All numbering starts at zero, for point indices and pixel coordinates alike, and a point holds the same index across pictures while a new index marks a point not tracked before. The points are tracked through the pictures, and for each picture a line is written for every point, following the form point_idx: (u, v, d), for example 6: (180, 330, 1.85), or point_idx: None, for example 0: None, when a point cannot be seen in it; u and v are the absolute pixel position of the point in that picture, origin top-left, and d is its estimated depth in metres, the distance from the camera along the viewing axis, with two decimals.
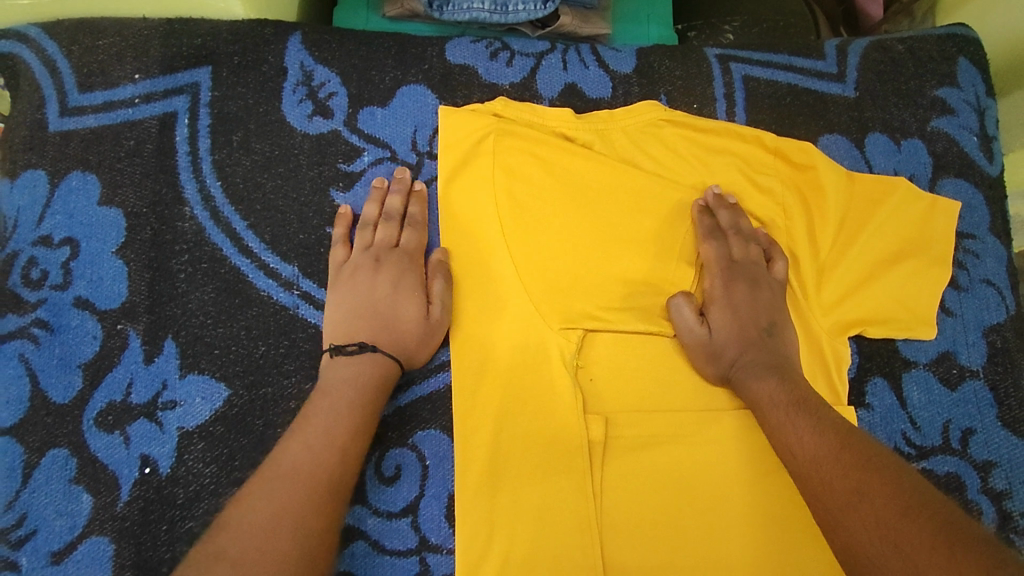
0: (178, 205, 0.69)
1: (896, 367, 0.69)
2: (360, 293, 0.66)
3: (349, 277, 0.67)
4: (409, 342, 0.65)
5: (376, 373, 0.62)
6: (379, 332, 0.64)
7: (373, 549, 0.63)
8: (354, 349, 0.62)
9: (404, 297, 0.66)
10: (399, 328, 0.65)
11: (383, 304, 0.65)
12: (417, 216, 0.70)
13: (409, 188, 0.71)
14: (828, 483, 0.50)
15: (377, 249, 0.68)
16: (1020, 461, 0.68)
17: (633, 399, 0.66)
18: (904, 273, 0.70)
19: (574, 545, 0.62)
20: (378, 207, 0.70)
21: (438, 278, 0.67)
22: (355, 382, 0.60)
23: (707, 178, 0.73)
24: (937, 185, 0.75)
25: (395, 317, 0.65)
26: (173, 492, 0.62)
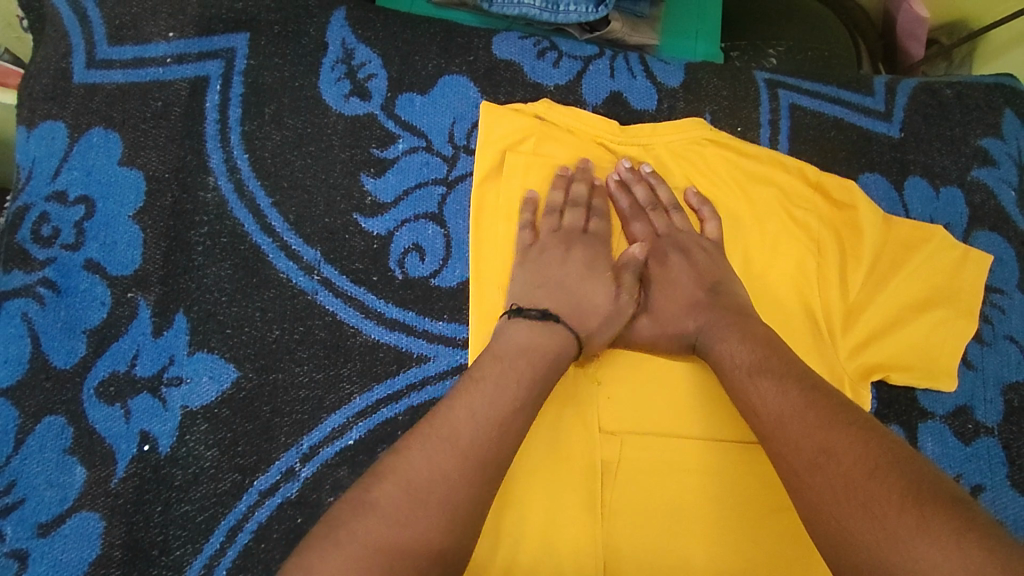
0: (202, 174, 0.66)
1: (913, 417, 0.69)
2: (550, 270, 0.63)
3: (536, 258, 0.64)
4: (591, 323, 0.61)
5: (543, 345, 0.58)
6: (582, 315, 0.61)
7: None
8: (536, 316, 0.60)
9: (596, 283, 0.63)
10: (593, 308, 0.62)
11: (573, 280, 0.63)
12: (602, 208, 0.68)
13: (592, 178, 0.69)
14: (793, 441, 0.49)
15: (570, 231, 0.66)
16: None
17: (647, 421, 0.65)
18: (930, 321, 0.69)
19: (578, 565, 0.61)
20: (563, 193, 0.68)
21: (628, 268, 0.65)
22: (520, 363, 0.56)
23: (747, 206, 0.71)
24: (971, 237, 0.74)
25: (586, 299, 0.62)
26: (171, 473, 0.60)
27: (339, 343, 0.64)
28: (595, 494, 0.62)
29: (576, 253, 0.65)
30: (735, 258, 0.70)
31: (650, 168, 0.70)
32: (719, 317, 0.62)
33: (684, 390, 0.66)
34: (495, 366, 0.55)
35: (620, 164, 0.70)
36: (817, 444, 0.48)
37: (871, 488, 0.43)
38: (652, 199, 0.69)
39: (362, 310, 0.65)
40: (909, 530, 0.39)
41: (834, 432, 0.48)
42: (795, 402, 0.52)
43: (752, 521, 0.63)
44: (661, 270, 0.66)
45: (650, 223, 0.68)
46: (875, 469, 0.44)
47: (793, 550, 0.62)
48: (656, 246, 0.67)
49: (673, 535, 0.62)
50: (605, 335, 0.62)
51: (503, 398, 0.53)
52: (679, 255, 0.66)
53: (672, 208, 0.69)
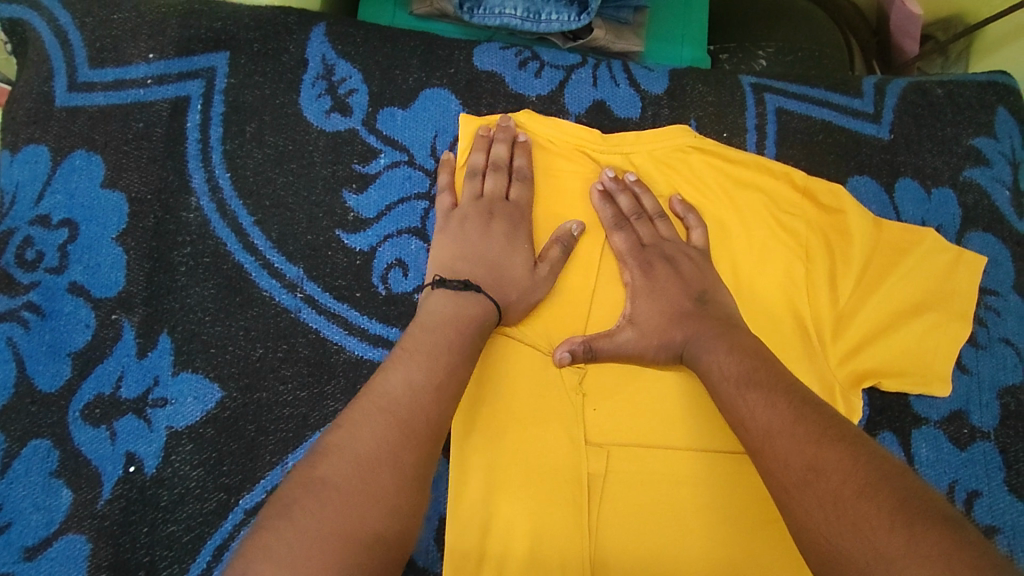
0: (184, 194, 0.67)
1: (907, 423, 0.68)
2: (473, 241, 0.64)
3: (457, 224, 0.65)
4: (510, 294, 0.62)
5: (460, 313, 0.58)
6: (491, 280, 0.62)
7: None
8: (458, 286, 0.60)
9: (515, 249, 0.64)
10: (514, 280, 0.63)
11: (494, 250, 0.64)
12: (524, 170, 0.68)
13: (515, 136, 0.69)
14: (783, 457, 0.48)
15: (491, 200, 0.66)
16: None
17: (635, 434, 0.64)
18: (922, 327, 0.68)
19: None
20: (485, 155, 0.68)
21: (557, 245, 0.66)
22: (449, 331, 0.57)
23: (733, 213, 0.71)
24: (963, 239, 0.73)
25: (505, 263, 0.63)
26: (156, 494, 0.60)
27: (323, 359, 0.64)
28: (584, 506, 0.61)
29: (497, 223, 0.65)
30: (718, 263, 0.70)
31: (635, 176, 0.70)
32: (703, 326, 0.62)
33: (671, 400, 0.65)
34: (425, 336, 0.56)
35: (604, 173, 0.69)
36: (806, 459, 0.46)
37: (860, 505, 0.42)
38: (637, 207, 0.68)
39: (346, 326, 0.65)
40: (897, 549, 0.38)
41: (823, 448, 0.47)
42: (781, 418, 0.51)
43: (744, 533, 0.62)
44: (646, 280, 0.65)
45: (636, 232, 0.68)
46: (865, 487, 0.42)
47: (785, 562, 0.61)
48: (642, 255, 0.66)
49: (664, 547, 0.61)
50: (523, 305, 0.63)
51: (435, 362, 0.54)
52: (665, 263, 0.66)
53: (658, 216, 0.69)
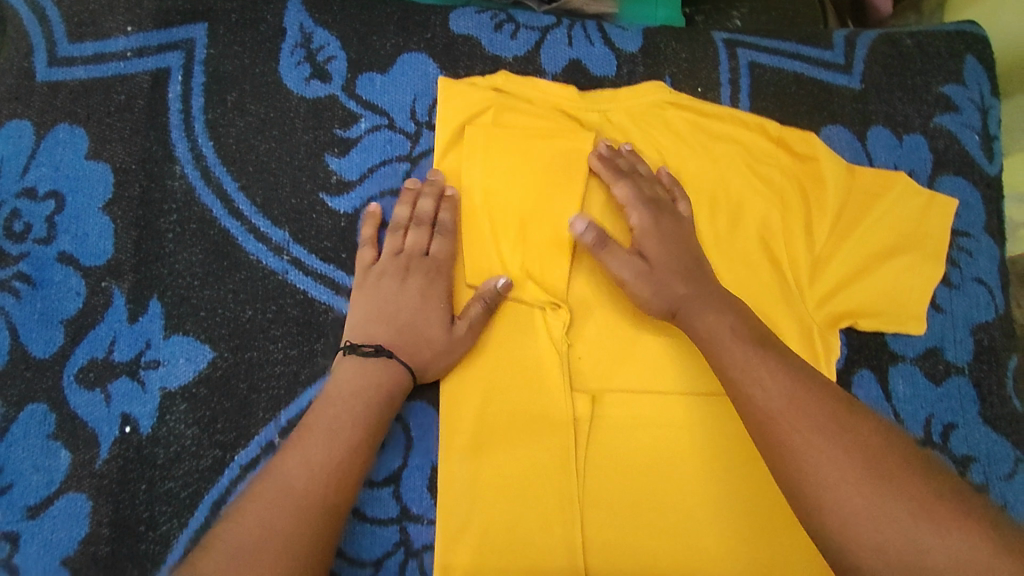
0: (168, 163, 0.68)
1: (884, 361, 0.70)
2: (388, 299, 0.63)
3: (374, 281, 0.65)
4: (422, 355, 0.62)
5: (364, 387, 0.60)
6: (402, 342, 0.62)
7: (354, 518, 0.62)
8: (370, 351, 0.61)
9: (433, 311, 0.63)
10: (426, 340, 0.62)
11: (407, 312, 0.63)
12: (449, 224, 0.67)
13: (442, 189, 0.68)
14: (773, 413, 0.49)
15: (410, 257, 0.65)
16: (998, 456, 0.69)
17: (620, 379, 0.66)
18: (896, 268, 0.70)
19: (560, 541, 0.61)
20: (411, 209, 0.67)
21: (479, 302, 0.64)
22: (355, 406, 0.58)
23: (710, 164, 0.72)
24: (936, 182, 0.74)
25: (419, 331, 0.62)
26: (153, 452, 0.62)
27: (311, 319, 0.66)
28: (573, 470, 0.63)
29: (414, 281, 0.64)
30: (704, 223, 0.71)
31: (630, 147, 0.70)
32: (701, 289, 0.61)
33: (656, 345, 0.67)
34: (329, 410, 0.58)
35: (600, 143, 0.70)
36: (798, 414, 0.48)
37: (848, 459, 0.44)
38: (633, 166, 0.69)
39: (333, 286, 0.67)
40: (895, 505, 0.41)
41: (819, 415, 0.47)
42: (787, 381, 0.50)
43: (728, 470, 0.64)
44: (653, 222, 0.65)
45: (638, 185, 0.67)
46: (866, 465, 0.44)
47: (765, 498, 0.63)
48: (648, 203, 0.66)
49: (652, 498, 0.63)
50: (438, 367, 0.63)
51: (337, 438, 0.56)
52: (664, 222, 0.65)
53: (651, 182, 0.69)
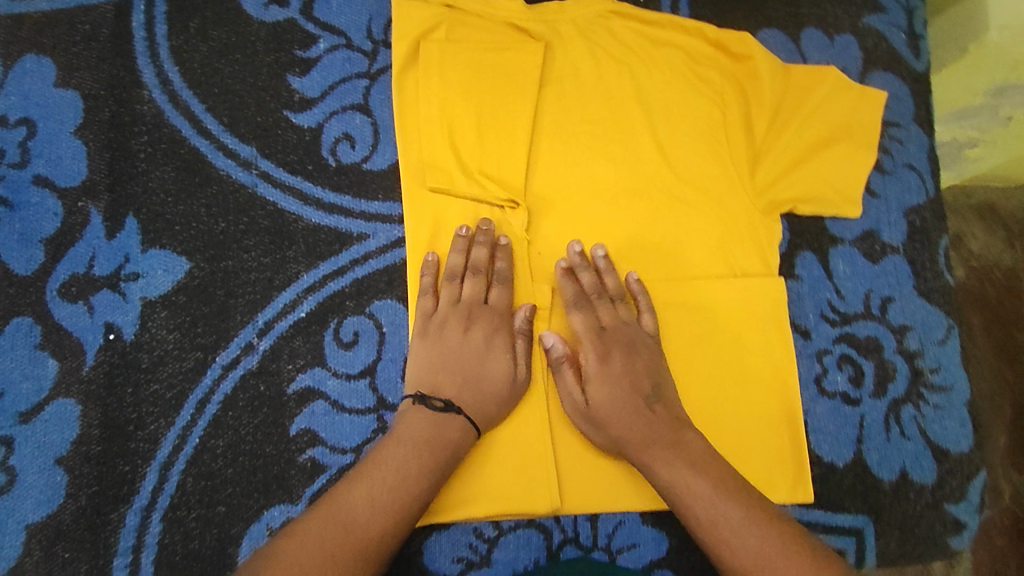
0: (136, 88, 0.70)
1: (824, 244, 0.76)
2: (456, 351, 0.64)
3: (438, 329, 0.65)
4: (490, 407, 0.63)
5: (441, 434, 0.60)
6: (471, 394, 0.63)
7: (333, 408, 0.65)
8: (440, 406, 0.61)
9: (495, 357, 0.64)
10: (492, 390, 0.63)
11: (473, 359, 0.64)
12: (506, 273, 0.68)
13: (495, 240, 0.69)
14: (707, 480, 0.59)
15: (471, 304, 0.66)
16: (933, 324, 0.75)
17: None
18: (832, 155, 0.74)
19: (545, 488, 0.65)
20: (465, 257, 0.68)
21: (520, 338, 0.66)
22: (423, 453, 0.58)
23: (654, 69, 0.76)
24: (867, 77, 0.80)
25: (483, 375, 0.64)
26: (137, 357, 0.65)
27: (283, 228, 0.69)
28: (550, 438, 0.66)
29: (478, 329, 0.65)
30: (659, 228, 0.73)
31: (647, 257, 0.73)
32: (649, 433, 0.62)
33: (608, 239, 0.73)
34: (395, 453, 0.58)
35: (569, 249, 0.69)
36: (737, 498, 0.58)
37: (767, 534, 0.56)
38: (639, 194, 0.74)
39: (301, 197, 0.70)
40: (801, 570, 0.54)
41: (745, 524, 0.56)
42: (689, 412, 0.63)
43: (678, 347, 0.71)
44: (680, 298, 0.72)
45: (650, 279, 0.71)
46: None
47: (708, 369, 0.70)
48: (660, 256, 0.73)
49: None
50: (505, 412, 0.64)
51: (404, 483, 0.57)
52: (623, 353, 0.65)
53: (617, 300, 0.69)
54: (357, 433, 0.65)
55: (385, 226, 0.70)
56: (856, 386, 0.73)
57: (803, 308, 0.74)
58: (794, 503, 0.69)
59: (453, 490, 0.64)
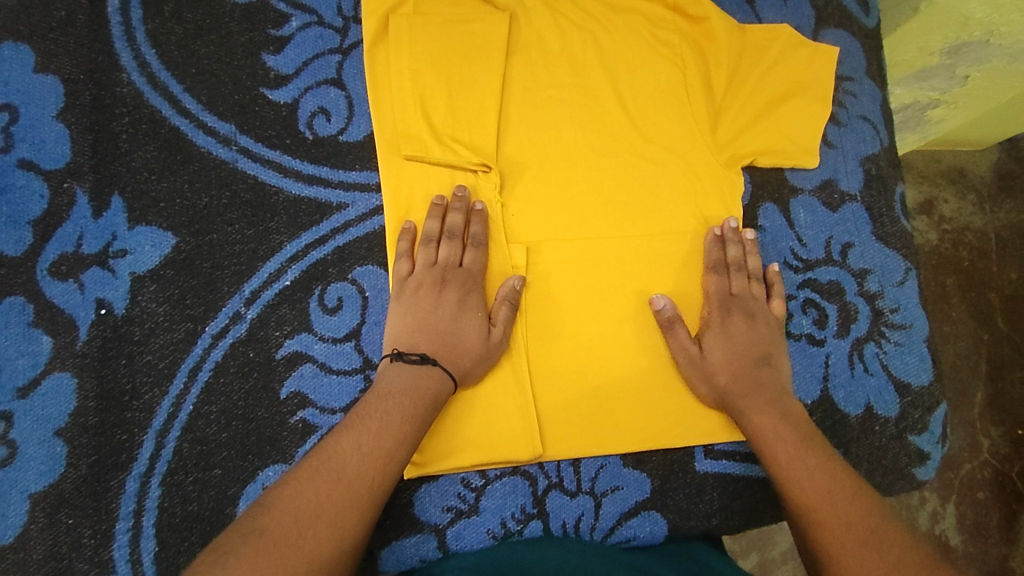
0: (115, 72, 0.72)
1: (785, 195, 0.79)
2: (428, 311, 0.67)
3: (412, 292, 0.68)
4: (464, 363, 0.66)
5: (417, 387, 0.62)
6: (445, 353, 0.65)
7: (320, 370, 0.68)
8: (416, 359, 0.64)
9: (467, 318, 0.67)
10: (465, 349, 0.66)
11: (447, 320, 0.67)
12: (480, 235, 0.71)
13: (471, 205, 0.71)
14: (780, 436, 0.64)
15: (445, 267, 0.69)
16: (892, 267, 0.79)
17: (550, 228, 0.74)
18: (788, 110, 0.78)
19: (527, 433, 0.68)
20: (440, 222, 0.71)
21: (503, 305, 0.69)
22: (404, 401, 0.61)
23: (616, 35, 0.80)
24: (819, 34, 0.84)
25: (457, 336, 0.66)
26: (129, 330, 0.67)
27: (264, 201, 0.71)
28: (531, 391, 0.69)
29: (450, 292, 0.68)
30: (629, 187, 0.76)
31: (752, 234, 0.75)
32: (750, 388, 0.68)
33: (580, 197, 0.75)
34: (379, 405, 0.61)
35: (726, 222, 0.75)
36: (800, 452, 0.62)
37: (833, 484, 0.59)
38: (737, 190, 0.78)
39: (281, 170, 0.72)
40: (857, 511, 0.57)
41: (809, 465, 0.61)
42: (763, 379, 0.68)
43: (651, 295, 0.74)
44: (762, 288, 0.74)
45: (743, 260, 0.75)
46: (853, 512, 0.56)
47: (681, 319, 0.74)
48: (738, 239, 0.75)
49: (599, 350, 0.71)
50: (480, 370, 0.67)
51: (387, 430, 0.60)
52: (745, 318, 0.72)
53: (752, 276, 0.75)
54: (345, 394, 0.68)
55: (363, 194, 0.73)
56: (820, 327, 0.77)
57: (767, 256, 0.78)
58: None
59: (438, 442, 0.67)
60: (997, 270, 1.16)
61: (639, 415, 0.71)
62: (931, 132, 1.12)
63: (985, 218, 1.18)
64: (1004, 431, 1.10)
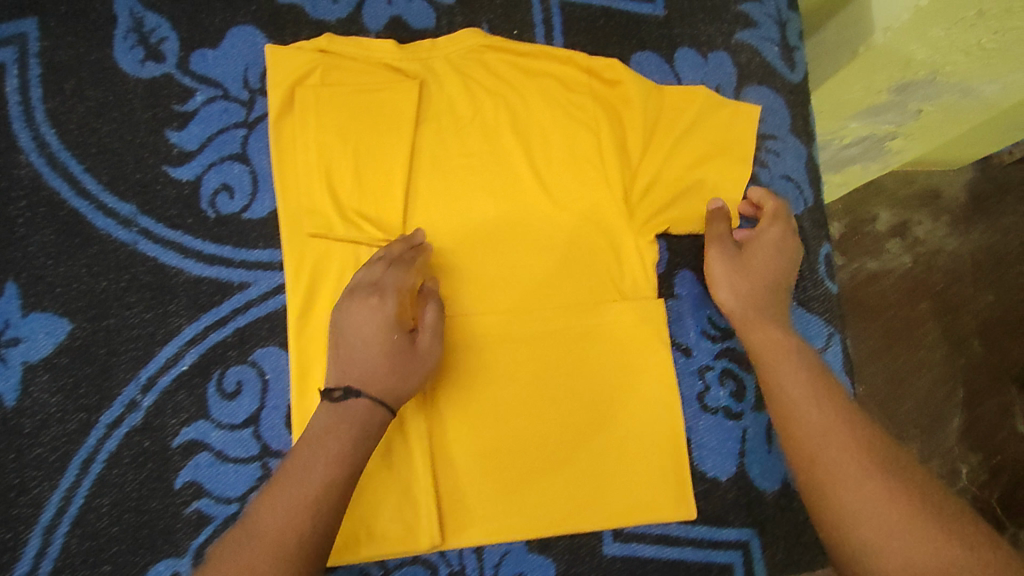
0: (13, 153, 0.71)
1: (702, 260, 0.79)
2: (351, 336, 0.63)
3: (338, 322, 0.64)
4: (395, 382, 0.62)
5: (351, 431, 0.59)
6: (377, 377, 0.62)
7: (216, 459, 0.68)
8: (340, 395, 0.61)
9: (392, 339, 0.63)
10: (394, 369, 0.62)
11: (360, 348, 0.62)
12: (401, 256, 0.68)
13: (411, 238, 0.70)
14: (823, 449, 0.56)
15: (359, 286, 0.65)
16: (812, 332, 0.78)
17: (457, 305, 0.73)
18: (705, 174, 0.76)
19: (426, 524, 0.68)
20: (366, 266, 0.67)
21: (429, 307, 0.67)
22: (320, 462, 0.57)
23: (531, 100, 0.77)
24: (741, 93, 0.82)
25: (384, 360, 0.62)
26: (20, 422, 0.66)
27: (164, 283, 0.70)
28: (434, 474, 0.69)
29: (370, 317, 0.64)
30: (541, 259, 0.75)
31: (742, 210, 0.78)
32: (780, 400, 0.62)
33: (489, 272, 0.74)
34: (302, 455, 0.58)
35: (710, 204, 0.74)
36: (851, 461, 0.54)
37: (890, 508, 0.50)
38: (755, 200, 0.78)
39: (182, 251, 0.71)
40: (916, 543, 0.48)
41: (842, 454, 0.55)
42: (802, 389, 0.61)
43: (564, 374, 0.73)
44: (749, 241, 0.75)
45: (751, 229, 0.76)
46: (881, 486, 0.52)
47: (596, 397, 0.73)
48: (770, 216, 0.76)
49: (497, 434, 0.71)
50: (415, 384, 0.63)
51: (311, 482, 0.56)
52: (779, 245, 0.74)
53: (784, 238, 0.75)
54: (241, 482, 0.68)
55: (266, 273, 0.72)
56: (737, 399, 0.76)
57: (683, 326, 0.77)
58: (677, 520, 0.73)
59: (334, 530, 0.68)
60: (971, 293, 1.14)
61: (541, 498, 0.71)
62: (892, 161, 1.09)
63: (960, 240, 1.15)
64: (982, 459, 1.09)
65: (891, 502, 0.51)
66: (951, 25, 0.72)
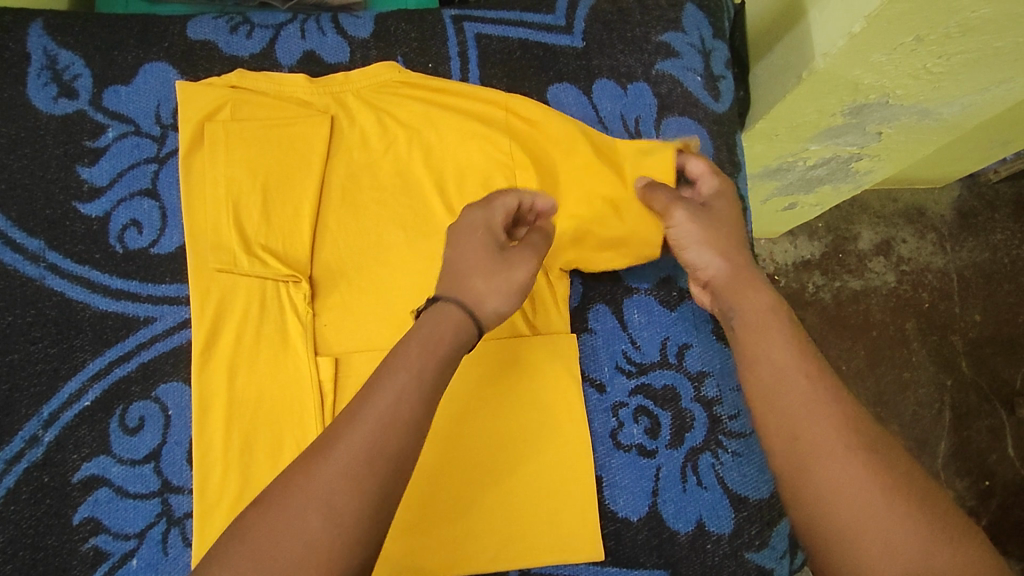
0: None
1: (618, 294, 0.78)
2: (463, 255, 0.60)
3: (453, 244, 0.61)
4: (480, 293, 0.58)
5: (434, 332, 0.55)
6: (461, 287, 0.58)
7: (116, 495, 0.68)
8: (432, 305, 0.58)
9: (482, 255, 0.59)
10: (470, 279, 0.58)
11: (486, 260, 0.59)
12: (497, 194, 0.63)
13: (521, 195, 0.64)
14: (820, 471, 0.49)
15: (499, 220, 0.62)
16: (730, 369, 0.76)
17: (363, 341, 0.72)
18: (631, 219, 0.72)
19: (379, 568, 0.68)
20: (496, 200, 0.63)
21: (535, 233, 0.64)
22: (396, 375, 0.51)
23: (445, 132, 0.77)
24: (661, 125, 0.80)
25: (463, 272, 0.59)
26: None
27: (70, 317, 0.71)
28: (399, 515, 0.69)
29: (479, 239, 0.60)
30: None
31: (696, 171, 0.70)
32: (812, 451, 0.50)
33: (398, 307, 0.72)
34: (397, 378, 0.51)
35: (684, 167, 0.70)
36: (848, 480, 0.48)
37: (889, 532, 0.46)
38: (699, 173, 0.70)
39: (88, 286, 0.72)
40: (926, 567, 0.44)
41: (815, 435, 0.50)
42: (810, 396, 0.52)
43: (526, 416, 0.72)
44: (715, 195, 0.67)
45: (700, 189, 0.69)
46: (851, 450, 0.49)
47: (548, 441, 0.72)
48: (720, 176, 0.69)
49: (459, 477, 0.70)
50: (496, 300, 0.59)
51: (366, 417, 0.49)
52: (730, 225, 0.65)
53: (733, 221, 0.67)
54: (140, 518, 0.67)
55: (172, 308, 0.72)
56: (652, 437, 0.74)
57: (597, 361, 0.76)
58: (587, 563, 0.71)
59: None
60: (960, 312, 1.26)
61: (451, 536, 0.70)
62: (865, 181, 1.08)
63: (947, 257, 1.28)
64: (970, 483, 1.19)
65: (900, 525, 0.46)
66: (891, 50, 0.69)
